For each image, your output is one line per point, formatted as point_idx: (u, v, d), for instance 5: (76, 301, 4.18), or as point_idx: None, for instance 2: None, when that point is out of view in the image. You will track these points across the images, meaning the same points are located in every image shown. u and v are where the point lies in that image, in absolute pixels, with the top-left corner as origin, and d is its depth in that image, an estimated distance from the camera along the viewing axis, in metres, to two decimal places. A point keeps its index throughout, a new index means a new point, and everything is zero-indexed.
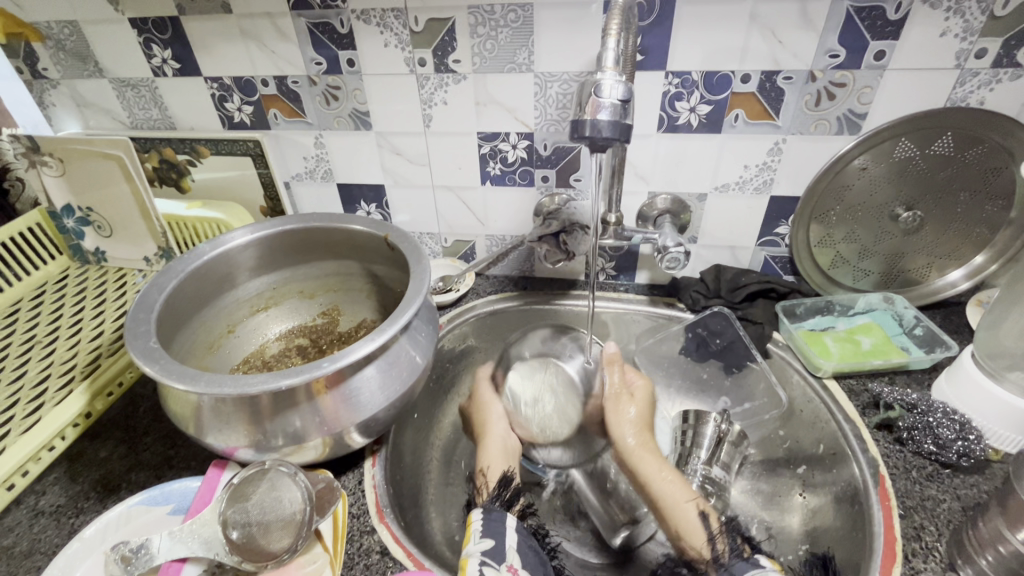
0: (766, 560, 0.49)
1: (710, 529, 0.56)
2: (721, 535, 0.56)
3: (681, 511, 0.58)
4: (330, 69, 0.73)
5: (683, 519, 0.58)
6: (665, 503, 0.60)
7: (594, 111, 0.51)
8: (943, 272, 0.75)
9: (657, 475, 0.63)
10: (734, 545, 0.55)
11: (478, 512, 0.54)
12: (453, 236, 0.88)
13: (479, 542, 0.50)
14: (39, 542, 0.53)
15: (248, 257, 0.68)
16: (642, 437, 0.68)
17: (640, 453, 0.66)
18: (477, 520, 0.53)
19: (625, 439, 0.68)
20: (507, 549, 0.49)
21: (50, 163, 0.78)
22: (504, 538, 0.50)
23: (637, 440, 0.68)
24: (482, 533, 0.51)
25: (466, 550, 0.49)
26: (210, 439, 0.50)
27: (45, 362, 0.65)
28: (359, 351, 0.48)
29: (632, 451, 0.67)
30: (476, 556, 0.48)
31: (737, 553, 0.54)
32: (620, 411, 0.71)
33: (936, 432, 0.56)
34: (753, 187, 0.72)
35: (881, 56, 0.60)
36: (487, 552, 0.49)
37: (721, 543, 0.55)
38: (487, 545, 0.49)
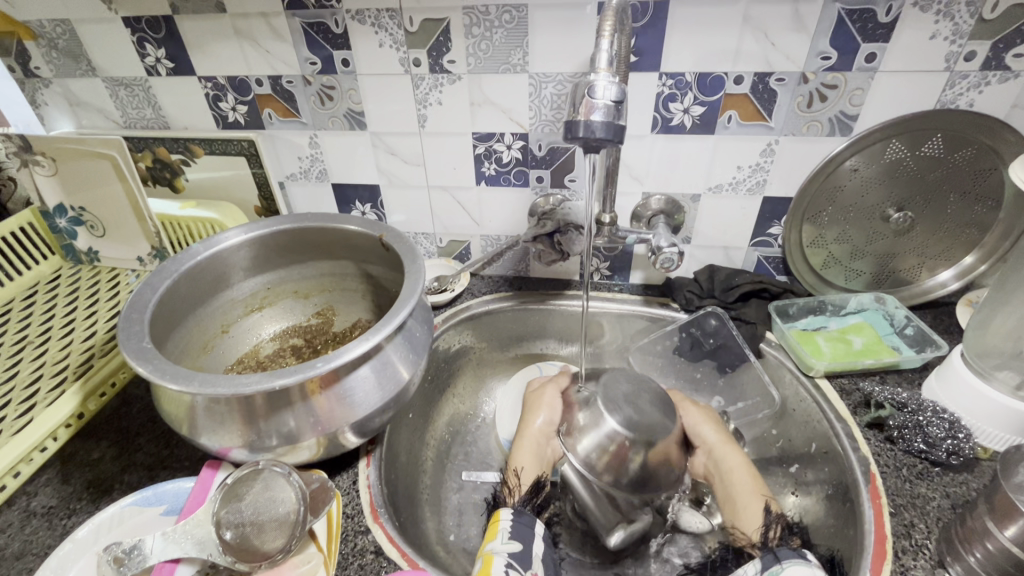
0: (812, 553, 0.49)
1: (767, 519, 0.57)
2: (776, 525, 0.57)
3: (747, 502, 0.59)
4: (325, 69, 0.73)
5: (748, 509, 0.59)
6: (736, 492, 0.61)
7: (588, 112, 0.51)
8: (933, 273, 0.76)
9: (740, 468, 0.63)
10: (788, 536, 0.56)
11: (505, 511, 0.54)
12: (448, 236, 0.88)
13: (505, 543, 0.51)
14: (31, 544, 0.52)
15: (243, 256, 0.68)
16: (725, 433, 0.67)
17: (727, 446, 0.65)
18: (505, 519, 0.53)
19: (707, 433, 0.67)
20: (533, 557, 0.50)
21: (42, 163, 0.78)
22: (532, 545, 0.51)
23: (719, 436, 0.67)
24: (509, 534, 0.51)
25: (491, 547, 0.50)
26: (204, 439, 0.50)
27: (37, 363, 0.65)
28: (353, 351, 0.49)
29: (715, 444, 0.66)
30: (502, 557, 0.49)
31: (789, 542, 0.55)
32: (698, 410, 0.70)
33: (925, 430, 0.57)
34: (746, 187, 0.72)
35: (872, 58, 0.61)
36: (513, 553, 0.49)
37: (774, 532, 0.56)
38: (514, 547, 0.50)
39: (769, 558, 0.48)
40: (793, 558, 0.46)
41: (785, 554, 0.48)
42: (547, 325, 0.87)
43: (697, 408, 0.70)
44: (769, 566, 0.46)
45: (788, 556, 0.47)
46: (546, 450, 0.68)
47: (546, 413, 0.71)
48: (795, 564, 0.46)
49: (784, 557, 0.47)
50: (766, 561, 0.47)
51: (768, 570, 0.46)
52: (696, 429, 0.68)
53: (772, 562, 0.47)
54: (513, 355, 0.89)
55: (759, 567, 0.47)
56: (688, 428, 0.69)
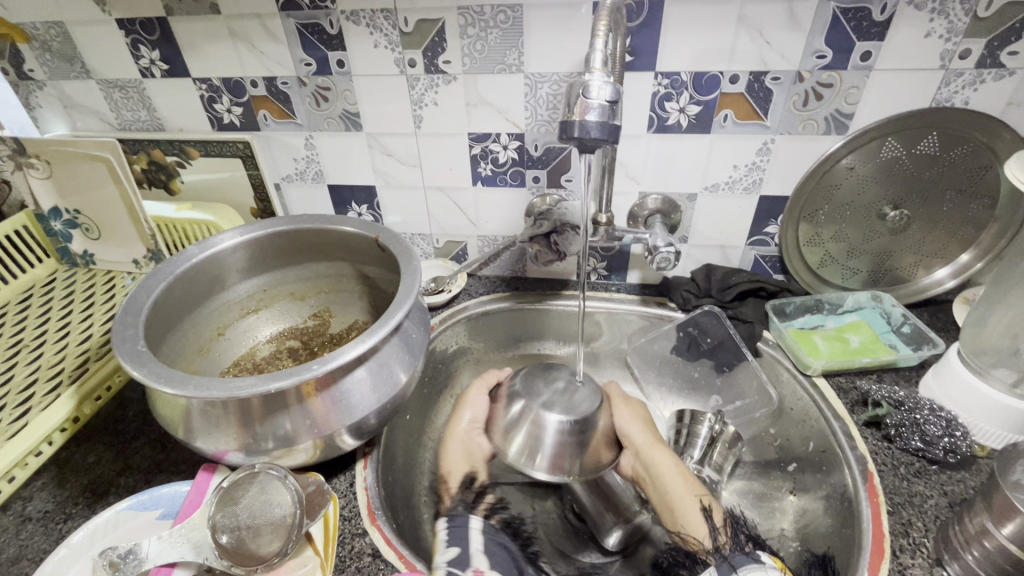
0: (767, 556, 0.49)
1: (712, 524, 0.56)
2: (722, 530, 0.56)
3: (687, 506, 0.58)
4: (320, 70, 0.72)
5: (689, 514, 0.57)
6: (671, 499, 0.60)
7: (582, 112, 0.51)
8: (929, 271, 0.76)
9: (669, 470, 0.62)
10: (738, 541, 0.56)
11: (443, 522, 0.58)
12: (445, 237, 0.88)
13: (446, 551, 0.53)
14: (26, 549, 0.52)
15: (238, 259, 0.68)
16: (652, 434, 0.66)
17: (654, 448, 0.64)
18: (442, 532, 0.56)
19: (634, 435, 0.66)
20: (473, 558, 0.53)
21: (37, 165, 0.77)
22: None
23: (645, 438, 0.65)
24: (449, 542, 0.55)
25: (434, 560, 0.52)
26: (200, 443, 0.49)
27: (32, 366, 0.65)
28: (349, 353, 0.48)
29: (642, 446, 0.65)
30: (442, 568, 0.51)
31: (740, 547, 0.54)
32: (628, 407, 0.69)
33: (923, 428, 0.57)
34: (742, 186, 0.72)
35: (867, 57, 0.61)
36: (452, 562, 0.52)
37: (724, 536, 0.55)
38: (453, 555, 0.53)
39: (724, 568, 0.48)
40: (748, 565, 0.47)
41: (740, 562, 0.48)
42: (545, 325, 0.87)
43: (627, 407, 0.69)
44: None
45: (742, 565, 0.47)
46: (478, 447, 0.68)
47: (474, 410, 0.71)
48: (751, 570, 0.46)
49: (739, 566, 0.47)
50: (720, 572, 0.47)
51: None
52: (624, 429, 0.67)
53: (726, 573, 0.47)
54: (511, 356, 0.89)
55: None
56: (618, 430, 0.67)
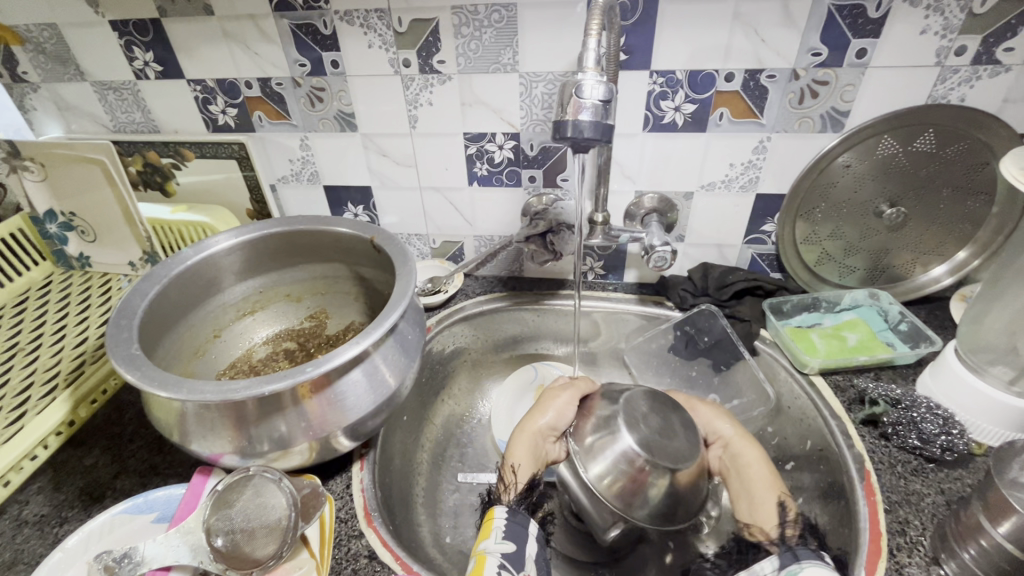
0: (832, 557, 0.49)
1: (785, 518, 0.55)
2: (793, 523, 0.55)
3: (766, 500, 0.57)
4: (314, 71, 0.72)
5: (767, 507, 0.57)
6: (751, 483, 0.59)
7: (576, 111, 0.51)
8: (926, 268, 0.76)
9: (757, 462, 0.60)
10: (805, 534, 0.54)
11: (501, 510, 0.54)
12: (441, 237, 0.88)
13: (499, 542, 0.50)
14: (22, 553, 0.52)
15: (233, 261, 0.68)
16: (741, 427, 0.65)
17: (743, 441, 0.63)
18: (499, 517, 0.53)
19: (720, 428, 0.65)
20: (526, 558, 0.50)
21: (32, 168, 0.77)
22: (525, 546, 0.50)
23: (734, 430, 0.64)
24: (503, 534, 0.51)
25: (485, 545, 0.50)
26: (194, 446, 0.49)
27: (28, 369, 0.65)
28: (344, 355, 0.48)
29: (730, 437, 0.64)
30: (495, 557, 0.49)
31: (805, 540, 0.53)
32: (710, 405, 0.68)
33: (919, 427, 0.57)
34: (738, 185, 0.72)
35: (863, 54, 0.61)
36: (506, 554, 0.49)
37: (791, 529, 0.55)
38: (508, 547, 0.50)
39: (789, 556, 0.49)
40: (812, 560, 0.47)
41: (805, 555, 0.49)
42: (542, 325, 0.87)
43: (708, 405, 0.68)
44: (788, 565, 0.47)
45: (807, 558, 0.48)
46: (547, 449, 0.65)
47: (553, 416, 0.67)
48: (814, 564, 0.47)
49: (804, 558, 0.48)
50: (784, 562, 0.48)
51: (786, 569, 0.47)
52: (707, 422, 0.66)
53: (791, 562, 0.48)
54: (508, 355, 0.88)
55: (778, 564, 0.48)
56: (701, 424, 0.67)
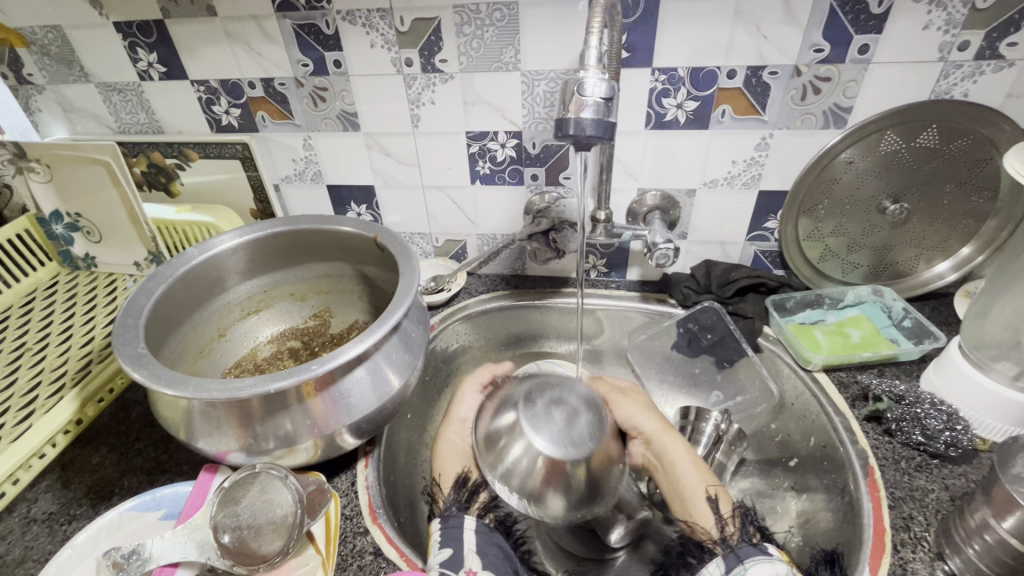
0: (775, 549, 0.49)
1: (719, 512, 0.55)
2: (732, 517, 0.54)
3: (696, 496, 0.57)
4: (317, 70, 0.72)
5: (698, 503, 0.57)
6: (680, 484, 0.59)
7: (577, 109, 0.51)
8: (930, 264, 0.76)
9: (682, 457, 0.61)
10: (747, 529, 0.53)
11: (436, 522, 0.55)
12: (444, 236, 0.88)
13: (438, 552, 0.51)
14: (31, 550, 0.52)
15: (237, 260, 0.68)
16: (664, 422, 0.66)
17: (666, 435, 0.64)
18: (436, 532, 0.54)
19: (644, 424, 0.66)
20: (466, 556, 0.51)
21: (37, 169, 0.78)
22: (463, 546, 0.52)
23: (658, 426, 0.65)
24: (441, 543, 0.52)
25: (426, 561, 0.51)
26: (201, 444, 0.50)
27: (35, 369, 0.65)
28: (348, 353, 0.48)
29: (654, 434, 0.65)
30: (435, 567, 0.49)
31: (749, 536, 0.52)
32: (633, 399, 0.69)
33: (924, 423, 0.58)
34: (741, 182, 0.72)
35: (866, 50, 0.60)
36: (445, 561, 0.50)
37: (732, 526, 0.53)
38: (445, 554, 0.51)
39: (732, 558, 0.48)
40: (755, 557, 0.47)
41: (747, 553, 0.48)
42: (545, 323, 0.87)
43: (628, 399, 0.69)
44: (733, 567, 0.46)
45: (749, 556, 0.47)
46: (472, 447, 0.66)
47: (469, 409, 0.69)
48: (758, 563, 0.46)
49: (746, 557, 0.47)
50: (728, 563, 0.47)
51: (732, 572, 0.46)
52: (630, 418, 0.67)
53: (735, 564, 0.47)
54: (511, 354, 0.89)
55: (723, 568, 0.47)
56: (625, 421, 0.68)
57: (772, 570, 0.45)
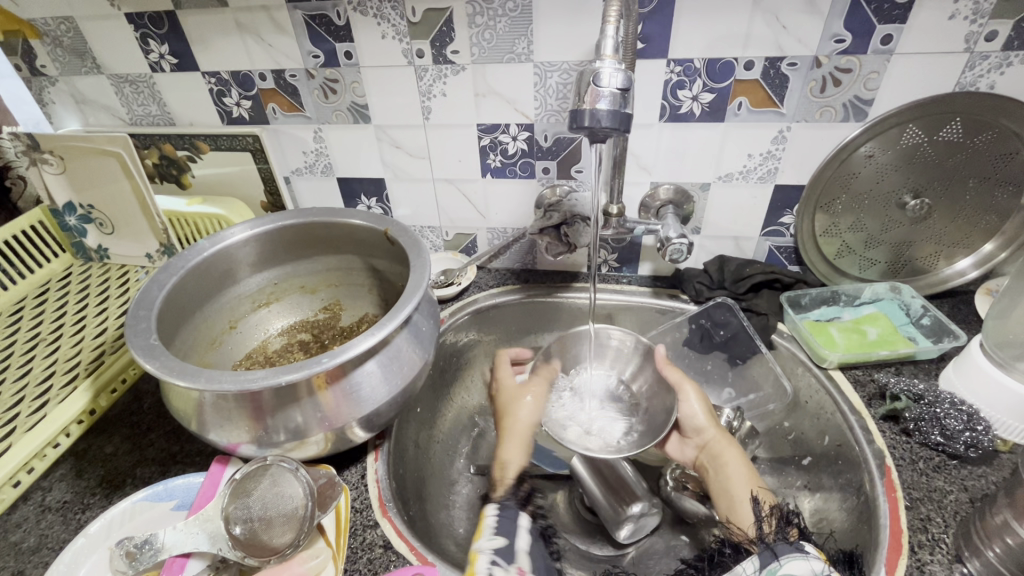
0: (811, 546, 0.47)
1: (761, 512, 0.54)
2: (770, 518, 0.53)
3: (743, 496, 0.58)
4: (328, 62, 0.72)
5: (742, 503, 0.58)
6: (731, 486, 0.60)
7: (593, 100, 0.50)
8: (951, 261, 0.74)
9: (737, 465, 0.61)
10: (783, 528, 0.51)
11: (491, 508, 0.54)
12: (453, 230, 0.87)
13: (492, 539, 0.50)
14: (46, 538, 0.53)
15: (248, 253, 0.68)
16: (722, 428, 0.66)
17: (724, 442, 0.64)
18: (491, 516, 0.53)
19: (704, 428, 0.65)
20: (519, 551, 0.49)
21: (50, 161, 0.78)
22: (516, 540, 0.50)
23: (718, 433, 0.65)
24: (495, 531, 0.51)
25: (477, 545, 0.49)
26: (213, 435, 0.50)
27: (49, 359, 0.66)
28: (359, 346, 0.48)
29: (711, 439, 0.65)
30: (487, 554, 0.48)
31: (785, 535, 0.50)
32: (699, 395, 0.67)
33: (943, 423, 0.56)
34: (757, 176, 0.71)
35: (888, 40, 0.59)
36: (498, 550, 0.48)
37: (768, 525, 0.52)
38: (499, 543, 0.49)
39: (766, 554, 0.46)
40: (790, 554, 0.45)
41: (783, 549, 0.46)
42: (556, 318, 0.86)
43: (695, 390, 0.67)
44: (766, 564, 0.44)
45: (786, 552, 0.45)
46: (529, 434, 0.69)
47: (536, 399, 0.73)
48: (793, 560, 0.44)
49: (782, 553, 0.45)
50: (762, 558, 0.45)
51: (767, 568, 0.44)
52: (690, 416, 0.66)
53: (770, 560, 0.45)
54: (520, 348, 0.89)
55: (756, 564, 0.45)
56: (686, 417, 0.66)
57: (805, 568, 0.44)
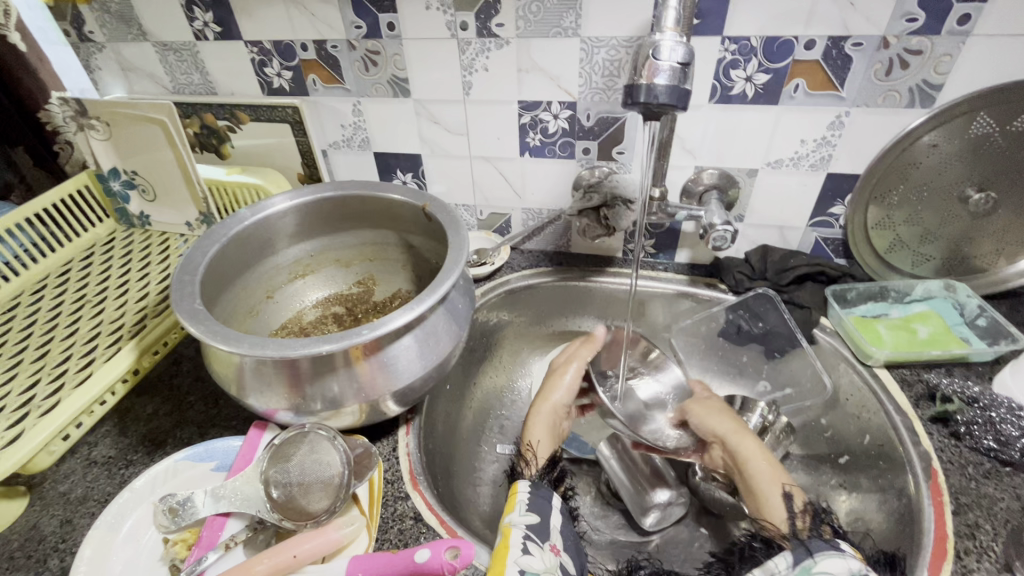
0: (846, 545, 0.45)
1: (792, 508, 0.52)
2: (802, 514, 0.51)
3: (769, 492, 0.54)
4: (370, 34, 0.71)
5: (769, 498, 0.54)
6: (755, 483, 0.56)
7: (651, 74, 0.48)
8: (1012, 261, 0.70)
9: (756, 458, 0.58)
10: (818, 526, 0.50)
11: (524, 485, 0.53)
12: (488, 209, 0.87)
13: (524, 515, 0.50)
14: (92, 490, 0.55)
15: (287, 223, 0.68)
16: (740, 423, 0.63)
17: (741, 435, 0.61)
18: (523, 493, 0.52)
19: (722, 422, 0.63)
20: (551, 529, 0.49)
21: (97, 127, 0.80)
22: (549, 518, 0.50)
23: (734, 426, 0.62)
24: (527, 507, 0.50)
25: (510, 519, 0.49)
26: (251, 400, 0.51)
27: (95, 320, 0.68)
28: (397, 320, 0.48)
29: (727, 433, 0.62)
30: (520, 528, 0.48)
31: (821, 532, 0.48)
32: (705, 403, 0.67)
33: (998, 428, 0.54)
34: (808, 163, 0.68)
35: (965, 21, 0.55)
36: (531, 526, 0.48)
37: (801, 522, 0.50)
38: (532, 519, 0.49)
39: (801, 551, 0.45)
40: (827, 551, 0.44)
41: (817, 546, 0.45)
42: (588, 302, 0.85)
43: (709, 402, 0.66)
44: (800, 560, 0.43)
45: (821, 549, 0.44)
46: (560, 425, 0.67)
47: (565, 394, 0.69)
48: (829, 558, 0.43)
49: (817, 550, 0.44)
50: (797, 556, 0.44)
51: (800, 565, 0.43)
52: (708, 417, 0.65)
53: (805, 557, 0.44)
54: (550, 331, 0.88)
55: (790, 560, 0.44)
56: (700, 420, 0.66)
57: (842, 566, 0.42)
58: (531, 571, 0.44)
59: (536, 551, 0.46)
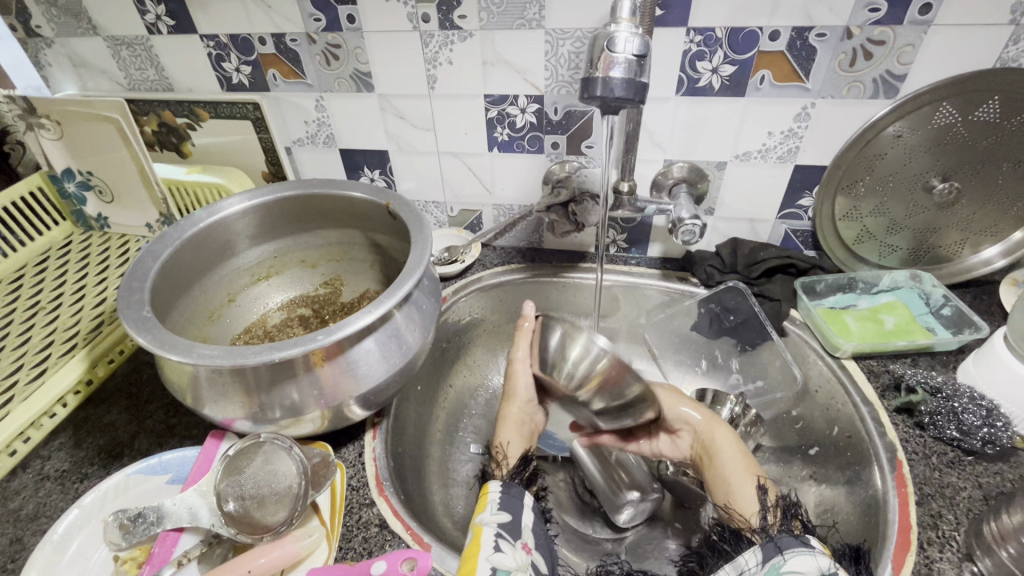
0: (816, 541, 0.45)
1: (765, 502, 0.52)
2: (775, 508, 0.52)
3: (742, 483, 0.56)
4: (330, 27, 0.69)
5: (742, 490, 0.55)
6: (728, 472, 0.57)
7: (607, 68, 0.47)
8: (977, 249, 0.71)
9: (730, 446, 0.59)
10: (788, 519, 0.50)
11: (495, 483, 0.52)
12: (459, 206, 0.85)
13: (495, 513, 0.49)
14: (44, 506, 0.53)
15: (246, 225, 0.66)
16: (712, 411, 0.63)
17: (713, 425, 0.62)
18: (494, 490, 0.51)
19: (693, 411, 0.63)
20: (523, 527, 0.48)
21: (47, 126, 0.77)
22: (522, 516, 0.49)
23: (706, 414, 0.63)
24: (499, 505, 0.50)
25: (481, 518, 0.49)
26: (207, 410, 0.49)
27: (48, 328, 0.65)
28: (356, 323, 0.46)
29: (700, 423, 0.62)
30: (492, 527, 0.47)
31: (790, 527, 0.49)
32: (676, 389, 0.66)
33: (960, 417, 0.54)
34: (776, 155, 0.67)
35: (926, 10, 0.55)
36: (503, 524, 0.48)
37: (773, 515, 0.51)
38: (504, 518, 0.48)
39: (770, 546, 0.44)
40: (795, 548, 0.43)
41: (786, 541, 0.45)
42: (561, 299, 0.84)
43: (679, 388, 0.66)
44: (770, 558, 0.43)
45: (790, 545, 0.44)
46: (534, 416, 0.69)
47: (527, 378, 0.70)
48: (797, 555, 0.43)
49: (785, 547, 0.44)
50: (766, 552, 0.44)
51: (769, 563, 0.43)
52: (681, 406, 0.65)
53: (774, 552, 0.44)
54: None
55: (760, 556, 0.44)
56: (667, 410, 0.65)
57: (811, 564, 0.42)
58: (504, 568, 0.44)
59: (508, 550, 0.45)
